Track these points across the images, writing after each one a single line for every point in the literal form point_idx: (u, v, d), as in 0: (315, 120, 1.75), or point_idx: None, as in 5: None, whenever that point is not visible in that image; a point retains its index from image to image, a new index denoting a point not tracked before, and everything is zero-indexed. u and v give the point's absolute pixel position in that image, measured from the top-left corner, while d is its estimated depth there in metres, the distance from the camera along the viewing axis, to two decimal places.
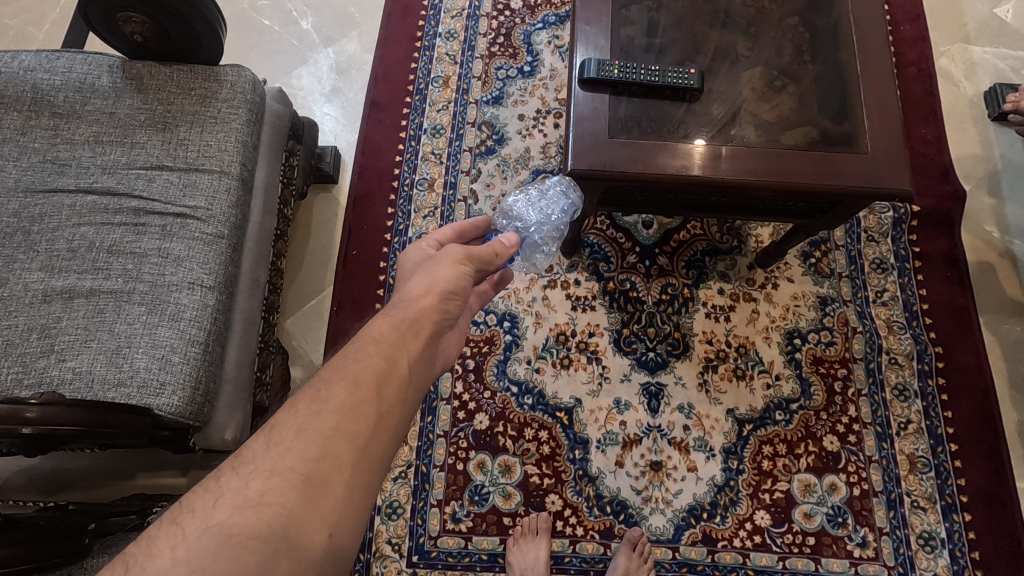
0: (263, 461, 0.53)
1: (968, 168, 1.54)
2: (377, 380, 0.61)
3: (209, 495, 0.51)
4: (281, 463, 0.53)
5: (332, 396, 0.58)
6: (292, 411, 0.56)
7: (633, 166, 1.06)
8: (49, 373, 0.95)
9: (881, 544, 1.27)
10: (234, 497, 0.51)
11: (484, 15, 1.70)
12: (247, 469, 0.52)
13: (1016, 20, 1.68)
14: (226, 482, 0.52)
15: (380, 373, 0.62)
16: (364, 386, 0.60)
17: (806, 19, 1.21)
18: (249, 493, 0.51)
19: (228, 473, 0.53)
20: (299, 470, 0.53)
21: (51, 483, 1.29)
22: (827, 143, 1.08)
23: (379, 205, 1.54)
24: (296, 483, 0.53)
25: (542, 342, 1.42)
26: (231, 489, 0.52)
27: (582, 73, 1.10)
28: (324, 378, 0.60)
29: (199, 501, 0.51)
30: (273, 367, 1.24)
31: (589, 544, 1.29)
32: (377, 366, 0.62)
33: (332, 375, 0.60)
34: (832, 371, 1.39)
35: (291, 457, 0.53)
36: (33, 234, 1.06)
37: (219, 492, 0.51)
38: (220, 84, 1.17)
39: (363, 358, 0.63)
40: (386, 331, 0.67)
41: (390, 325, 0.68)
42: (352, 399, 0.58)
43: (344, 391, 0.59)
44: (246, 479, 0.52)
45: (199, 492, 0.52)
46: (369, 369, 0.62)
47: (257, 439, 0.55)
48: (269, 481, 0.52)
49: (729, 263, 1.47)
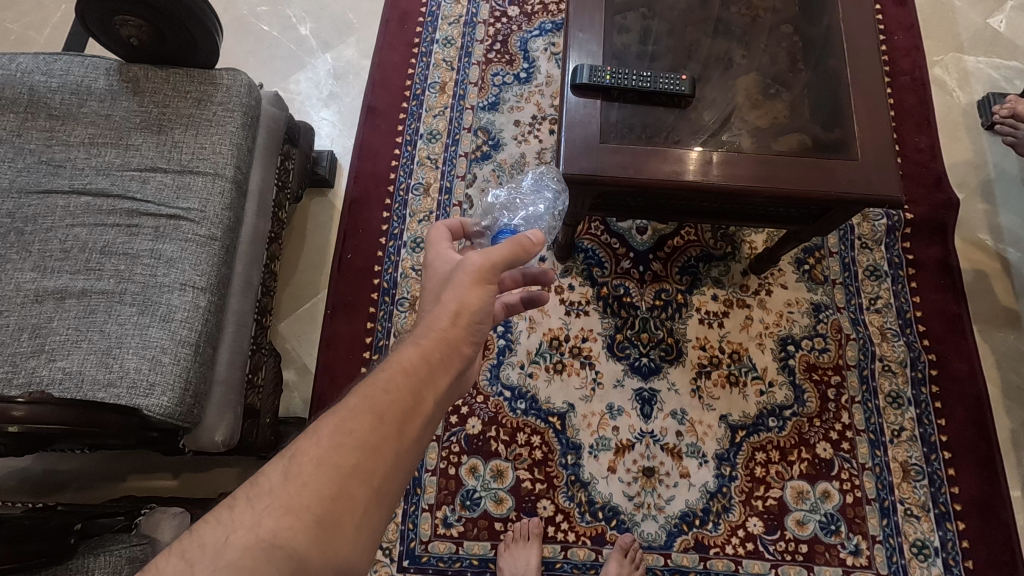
0: (278, 496, 0.51)
1: (961, 177, 1.54)
2: (402, 416, 0.58)
3: (221, 529, 0.50)
4: (295, 501, 0.51)
5: (354, 427, 0.55)
6: (315, 440, 0.54)
7: (623, 171, 1.06)
8: (39, 373, 0.95)
9: (873, 552, 1.26)
10: (250, 533, 0.50)
11: (480, 22, 1.72)
12: (262, 505, 0.51)
13: (1009, 30, 1.69)
14: (240, 515, 0.51)
15: (408, 408, 0.59)
16: (389, 419, 0.57)
17: (798, 27, 1.22)
18: (261, 534, 0.50)
19: (241, 503, 0.51)
20: (312, 508, 0.51)
21: (41, 484, 1.29)
22: (818, 150, 1.09)
23: (374, 209, 1.54)
24: (309, 524, 0.51)
25: (535, 347, 1.42)
26: (243, 525, 0.50)
27: (574, 79, 1.11)
28: (346, 405, 0.57)
29: (210, 533, 0.50)
30: (264, 369, 1.26)
31: (580, 550, 1.28)
32: (404, 400, 0.59)
33: (359, 406, 0.57)
34: (825, 379, 1.38)
35: (307, 494, 0.52)
36: (26, 234, 1.06)
37: (231, 527, 0.50)
38: (215, 88, 1.18)
39: (391, 389, 0.59)
40: (413, 356, 0.63)
41: (421, 351, 0.63)
42: (374, 436, 0.56)
43: (367, 424, 0.56)
44: (258, 516, 0.50)
45: (210, 523, 0.51)
46: (395, 402, 0.58)
47: (274, 469, 0.53)
48: (281, 521, 0.50)
49: (723, 269, 1.48)
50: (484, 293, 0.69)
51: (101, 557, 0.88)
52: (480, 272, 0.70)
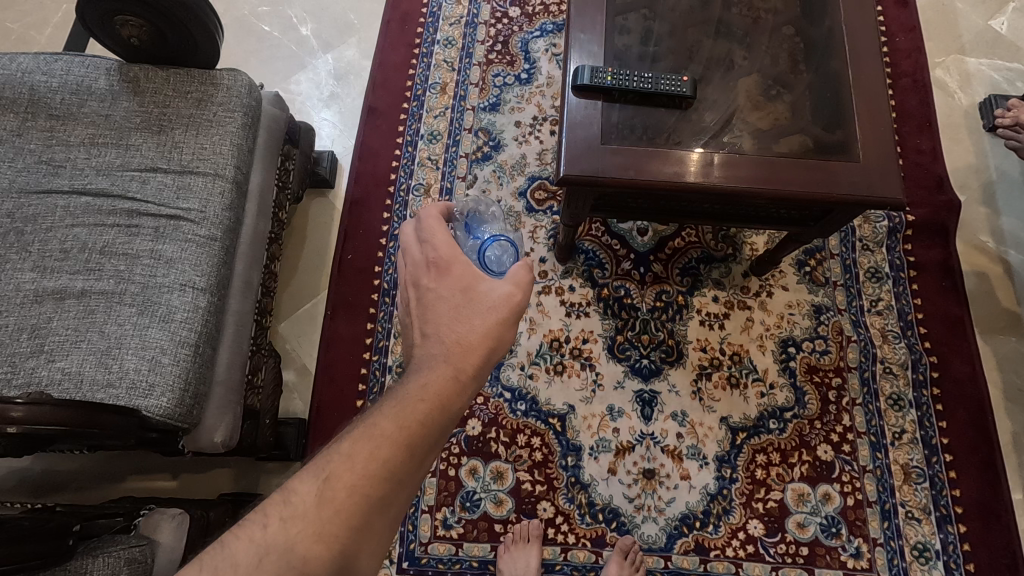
0: (310, 521, 0.52)
1: (962, 179, 1.54)
2: (430, 447, 0.56)
3: (254, 550, 0.51)
4: (325, 529, 0.51)
5: (383, 459, 0.53)
6: (349, 465, 0.53)
7: (624, 173, 1.06)
8: (38, 374, 0.95)
9: (874, 555, 1.26)
10: (283, 556, 0.51)
11: (482, 23, 1.71)
12: (295, 529, 0.51)
13: (1011, 33, 1.68)
14: (274, 534, 0.51)
15: (436, 441, 0.56)
16: (418, 452, 0.55)
17: (800, 29, 1.22)
18: (292, 560, 0.50)
19: (274, 523, 0.52)
20: (340, 537, 0.52)
21: (40, 485, 1.28)
22: (819, 152, 1.09)
23: (375, 210, 1.54)
24: (335, 554, 0.51)
25: (535, 348, 1.42)
26: (276, 546, 0.51)
27: (576, 80, 1.11)
28: (377, 430, 0.54)
29: (243, 551, 0.51)
30: (264, 370, 1.26)
31: (580, 552, 1.28)
32: (434, 432, 0.55)
33: (392, 436, 0.54)
34: (826, 380, 1.38)
35: (337, 522, 0.52)
36: (26, 234, 1.06)
37: (264, 548, 0.51)
38: (215, 88, 1.18)
39: (423, 420, 0.55)
40: (449, 384, 0.57)
41: (454, 375, 0.57)
42: (402, 470, 0.54)
43: (397, 457, 0.54)
44: (291, 539, 0.51)
45: (243, 540, 0.52)
46: (424, 435, 0.55)
47: (308, 488, 0.53)
48: (312, 547, 0.51)
49: (724, 271, 1.47)
50: (513, 322, 0.61)
51: (101, 559, 0.88)
52: (510, 303, 0.61)
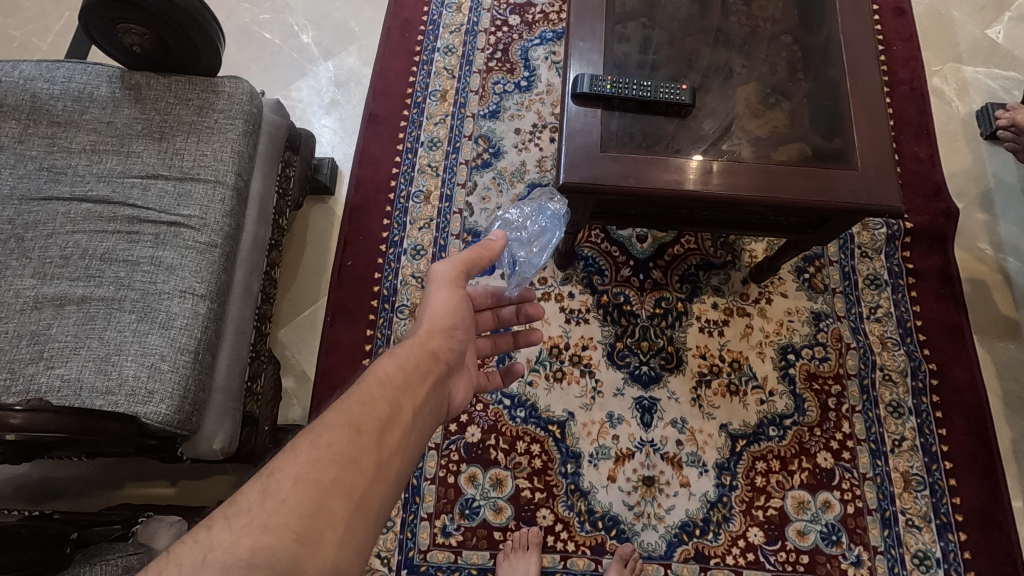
0: (257, 514, 0.51)
1: (960, 187, 1.55)
2: (379, 427, 0.60)
3: (198, 549, 0.50)
4: (275, 519, 0.51)
5: (332, 441, 0.57)
6: (294, 456, 0.55)
7: (623, 180, 1.06)
8: (37, 380, 0.95)
9: (875, 563, 1.26)
10: (228, 551, 0.49)
11: (481, 31, 1.72)
12: (240, 523, 0.51)
13: (1007, 41, 1.69)
14: (220, 536, 0.50)
15: (383, 420, 0.61)
16: (366, 431, 0.59)
17: (798, 37, 1.23)
18: (239, 553, 0.49)
19: (219, 523, 0.51)
20: (293, 526, 0.51)
21: (38, 492, 1.28)
22: (817, 160, 1.09)
23: (374, 216, 1.54)
24: (288, 541, 0.51)
25: (535, 355, 1.42)
26: (222, 544, 0.50)
27: (575, 88, 1.11)
28: (322, 422, 0.59)
29: (188, 553, 0.50)
30: (263, 378, 1.25)
31: (580, 560, 1.27)
32: (380, 411, 0.62)
33: (337, 421, 0.58)
34: (825, 388, 1.38)
35: (286, 511, 0.52)
36: (27, 240, 1.06)
37: (209, 546, 0.50)
38: (217, 95, 1.19)
39: (365, 402, 0.62)
40: (391, 371, 0.67)
41: (397, 364, 0.68)
42: (352, 448, 0.57)
43: (344, 436, 0.58)
44: (235, 535, 0.50)
45: (189, 542, 0.50)
46: (370, 414, 0.61)
47: (252, 489, 0.53)
48: (260, 538, 0.50)
49: (722, 278, 1.48)
50: (457, 295, 0.82)
51: (98, 566, 0.87)
52: (455, 274, 0.83)
